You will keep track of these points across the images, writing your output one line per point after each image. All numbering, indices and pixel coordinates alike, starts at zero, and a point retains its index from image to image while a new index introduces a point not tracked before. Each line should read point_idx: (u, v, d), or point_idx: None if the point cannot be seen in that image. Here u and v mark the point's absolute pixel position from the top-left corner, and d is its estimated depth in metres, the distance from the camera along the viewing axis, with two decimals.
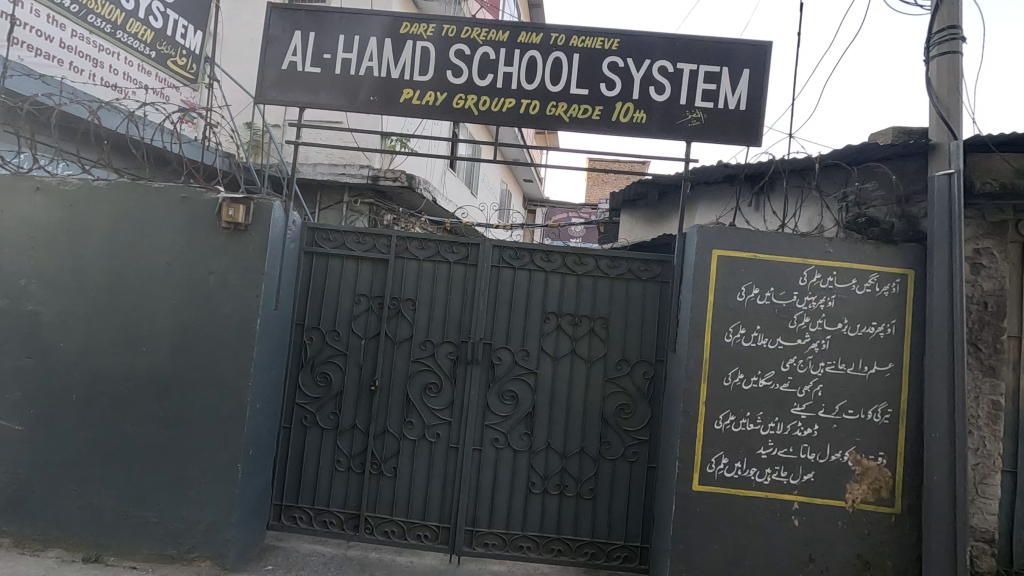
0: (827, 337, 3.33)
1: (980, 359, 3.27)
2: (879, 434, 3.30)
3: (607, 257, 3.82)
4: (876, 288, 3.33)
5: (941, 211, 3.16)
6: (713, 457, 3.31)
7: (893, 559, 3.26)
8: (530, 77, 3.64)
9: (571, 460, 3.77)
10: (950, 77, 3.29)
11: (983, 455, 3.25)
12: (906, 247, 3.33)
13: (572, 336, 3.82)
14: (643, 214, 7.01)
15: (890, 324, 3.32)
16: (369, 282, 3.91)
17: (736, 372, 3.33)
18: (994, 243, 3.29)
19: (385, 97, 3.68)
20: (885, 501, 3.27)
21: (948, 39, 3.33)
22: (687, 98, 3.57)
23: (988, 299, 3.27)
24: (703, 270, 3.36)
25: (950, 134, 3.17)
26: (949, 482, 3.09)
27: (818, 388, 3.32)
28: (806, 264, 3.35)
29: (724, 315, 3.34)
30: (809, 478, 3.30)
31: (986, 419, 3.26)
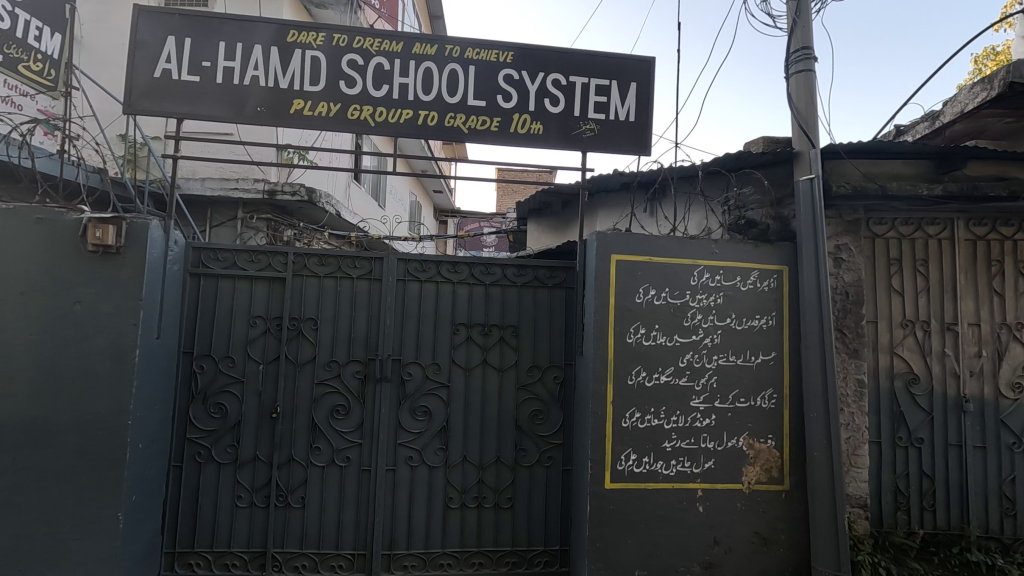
0: (718, 331, 3.57)
1: (846, 343, 3.64)
2: (768, 418, 3.58)
3: (513, 266, 3.87)
4: (757, 284, 3.62)
5: (805, 212, 3.51)
6: (623, 454, 3.44)
7: (786, 533, 3.52)
8: (426, 89, 3.61)
9: (488, 471, 3.74)
10: (806, 92, 3.64)
11: (853, 429, 3.61)
12: (780, 245, 3.65)
13: (482, 346, 3.81)
14: (550, 222, 7.11)
15: (771, 316, 3.61)
16: (265, 303, 3.68)
17: (638, 370, 3.49)
18: (850, 239, 3.70)
19: (273, 108, 3.50)
20: (777, 480, 3.55)
21: (803, 58, 3.68)
22: (581, 111, 3.71)
23: (848, 289, 3.65)
24: (603, 275, 3.49)
25: (810, 143, 3.50)
26: (827, 457, 3.41)
27: (713, 380, 3.55)
28: (696, 265, 3.58)
29: (624, 317, 3.49)
30: (709, 466, 3.51)
31: (853, 396, 3.62)
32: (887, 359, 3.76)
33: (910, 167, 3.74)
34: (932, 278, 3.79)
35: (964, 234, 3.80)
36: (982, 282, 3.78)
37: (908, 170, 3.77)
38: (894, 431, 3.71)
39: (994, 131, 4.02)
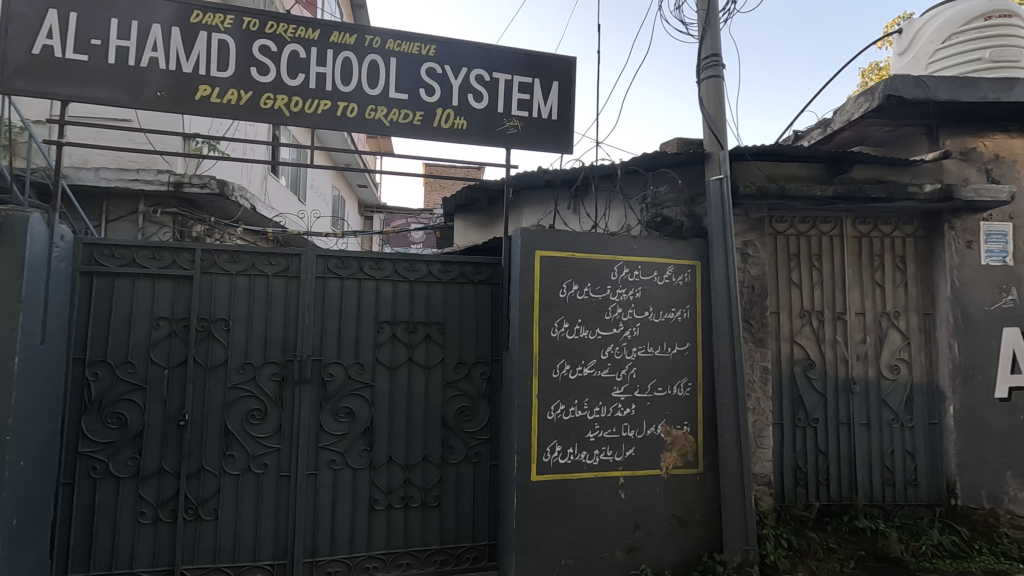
0: (637, 324, 3.72)
1: (752, 332, 3.91)
2: (683, 405, 3.77)
3: (438, 262, 3.84)
4: (673, 279, 3.80)
5: (715, 211, 3.72)
6: (548, 446, 3.50)
7: (701, 513, 3.73)
8: (346, 79, 3.49)
9: (414, 470, 3.69)
10: (715, 97, 3.84)
11: (759, 413, 3.88)
12: (693, 242, 3.85)
13: (407, 344, 3.75)
14: (476, 218, 7.08)
15: (685, 309, 3.81)
16: (169, 303, 3.42)
17: (563, 363, 3.57)
18: (755, 235, 3.96)
19: (175, 93, 3.26)
20: (692, 464, 3.75)
21: (712, 65, 3.89)
22: (504, 107, 3.73)
23: (754, 283, 3.92)
24: (528, 270, 3.53)
25: (718, 145, 3.70)
26: (736, 440, 3.62)
27: (633, 371, 3.70)
28: (616, 260, 3.71)
29: (549, 311, 3.56)
30: (630, 453, 3.65)
31: (759, 382, 3.89)
32: (788, 347, 4.07)
33: (806, 170, 4.06)
34: (826, 271, 4.13)
35: (852, 231, 4.17)
36: (867, 275, 4.15)
37: (804, 172, 4.09)
38: (793, 413, 4.03)
39: (876, 138, 4.44)
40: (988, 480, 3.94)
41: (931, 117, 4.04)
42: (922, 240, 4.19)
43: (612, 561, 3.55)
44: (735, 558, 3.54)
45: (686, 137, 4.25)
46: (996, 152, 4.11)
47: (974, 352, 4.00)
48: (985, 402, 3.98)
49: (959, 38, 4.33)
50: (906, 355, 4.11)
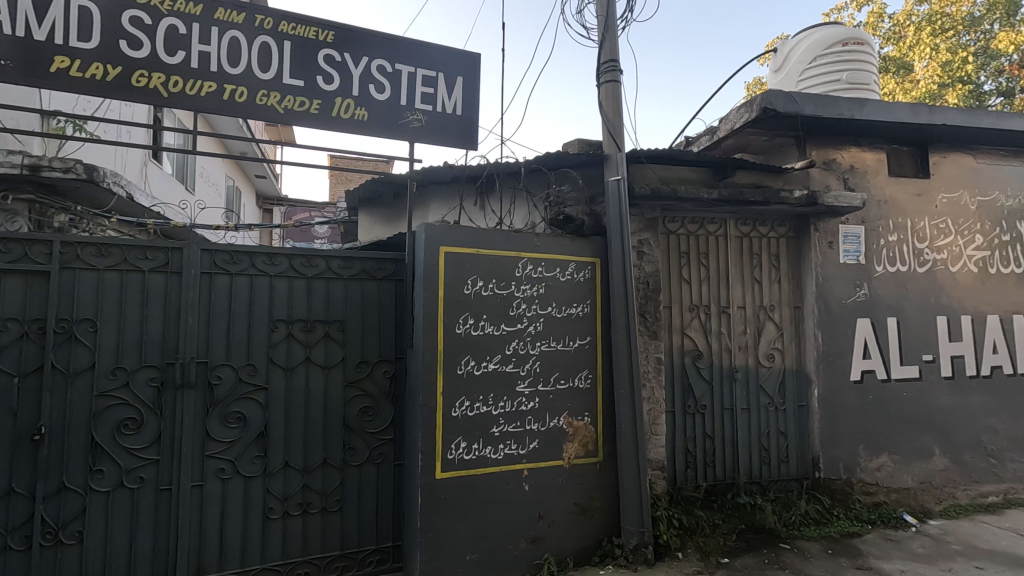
0: (540, 319, 3.80)
1: (647, 326, 4.13)
2: (584, 397, 3.91)
3: (338, 257, 3.68)
4: (574, 275, 3.93)
5: (613, 210, 3.88)
6: (453, 442, 3.49)
7: (600, 500, 3.89)
8: (233, 61, 3.25)
9: (313, 475, 3.53)
10: (614, 101, 3.98)
11: (653, 402, 4.12)
12: (593, 240, 4.00)
13: (305, 344, 3.57)
14: (382, 212, 6.89)
15: (586, 304, 3.95)
16: (20, 302, 3.01)
17: (467, 359, 3.57)
18: (650, 234, 4.20)
19: (26, 64, 2.87)
20: (593, 453, 3.90)
21: (611, 70, 4.03)
22: (407, 100, 3.65)
23: (649, 279, 4.14)
24: (432, 267, 3.49)
25: (616, 147, 3.85)
26: (633, 429, 3.81)
27: (536, 365, 3.78)
28: (520, 257, 3.76)
29: (453, 308, 3.54)
30: (534, 446, 3.73)
31: (654, 373, 4.13)
32: (679, 339, 4.35)
33: (695, 173, 4.35)
34: (712, 268, 4.45)
35: (735, 231, 4.53)
36: (747, 272, 4.53)
37: (693, 175, 4.38)
38: (684, 401, 4.31)
39: (754, 147, 4.85)
40: (844, 453, 4.45)
41: (800, 130, 4.49)
42: (793, 241, 4.64)
43: (517, 552, 3.61)
44: (632, 540, 3.73)
45: (586, 139, 4.40)
46: (851, 163, 4.65)
47: (834, 341, 4.51)
48: (842, 384, 4.49)
49: (822, 60, 4.83)
50: (779, 344, 4.54)
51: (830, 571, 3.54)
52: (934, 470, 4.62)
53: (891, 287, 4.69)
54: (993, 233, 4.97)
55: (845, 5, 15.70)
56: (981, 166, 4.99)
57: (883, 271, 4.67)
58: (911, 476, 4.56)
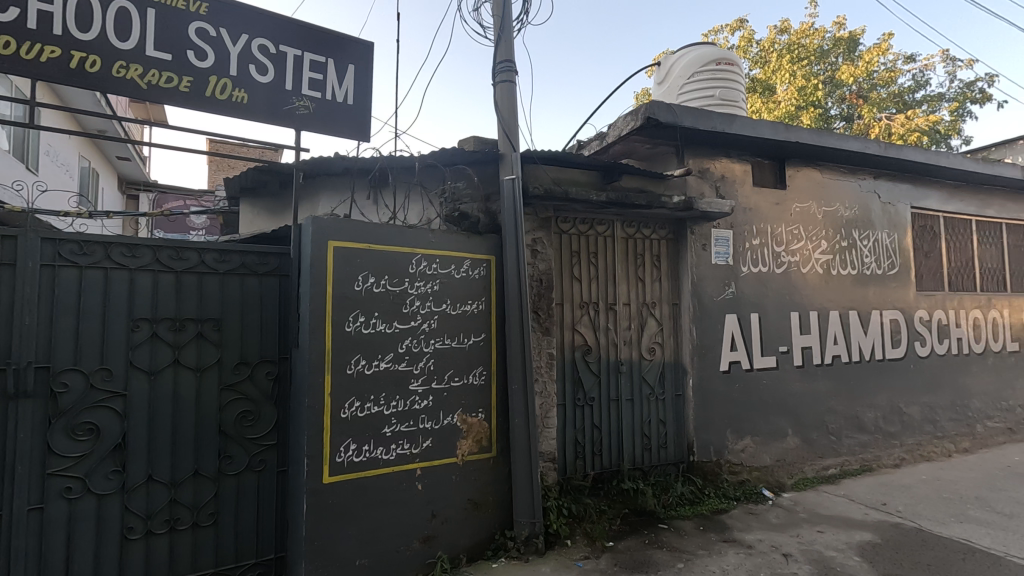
0: (435, 316, 3.77)
1: (540, 322, 4.25)
2: (478, 393, 3.93)
3: (214, 250, 3.39)
4: (469, 273, 3.93)
5: (508, 209, 3.92)
6: (342, 445, 3.36)
7: (493, 494, 3.94)
8: (83, 25, 2.86)
9: (183, 488, 3.22)
10: (509, 101, 3.98)
11: (545, 396, 4.24)
12: (488, 237, 4.03)
13: (173, 344, 3.24)
14: (266, 203, 6.44)
15: (481, 301, 3.98)
16: None
17: (358, 358, 3.45)
18: (543, 234, 4.32)
19: None
20: (486, 448, 3.93)
21: (506, 70, 4.01)
22: (292, 85, 3.44)
23: (542, 277, 4.26)
24: (319, 262, 3.32)
25: (511, 147, 3.90)
26: (524, 423, 3.91)
27: (430, 363, 3.74)
28: (414, 253, 3.70)
29: (342, 305, 3.40)
30: (427, 444, 3.69)
31: (546, 368, 4.26)
32: (570, 335, 4.52)
33: (585, 176, 4.53)
34: (600, 267, 4.67)
35: (621, 232, 4.79)
36: (632, 271, 4.81)
37: (583, 177, 4.56)
38: (574, 394, 4.50)
39: (639, 153, 5.16)
40: (714, 437, 4.89)
41: (678, 140, 4.85)
42: (672, 242, 5.00)
43: (410, 553, 3.55)
44: (523, 532, 3.82)
45: (482, 137, 4.42)
46: (722, 173, 5.10)
47: (706, 335, 4.93)
48: (713, 374, 4.93)
49: (699, 76, 5.26)
50: (660, 339, 4.87)
51: (701, 545, 3.87)
52: (787, 448, 5.21)
53: (754, 286, 5.21)
54: (835, 239, 5.70)
55: (722, 29, 17.20)
56: (826, 180, 5.70)
57: (747, 271, 5.18)
58: (769, 455, 5.11)
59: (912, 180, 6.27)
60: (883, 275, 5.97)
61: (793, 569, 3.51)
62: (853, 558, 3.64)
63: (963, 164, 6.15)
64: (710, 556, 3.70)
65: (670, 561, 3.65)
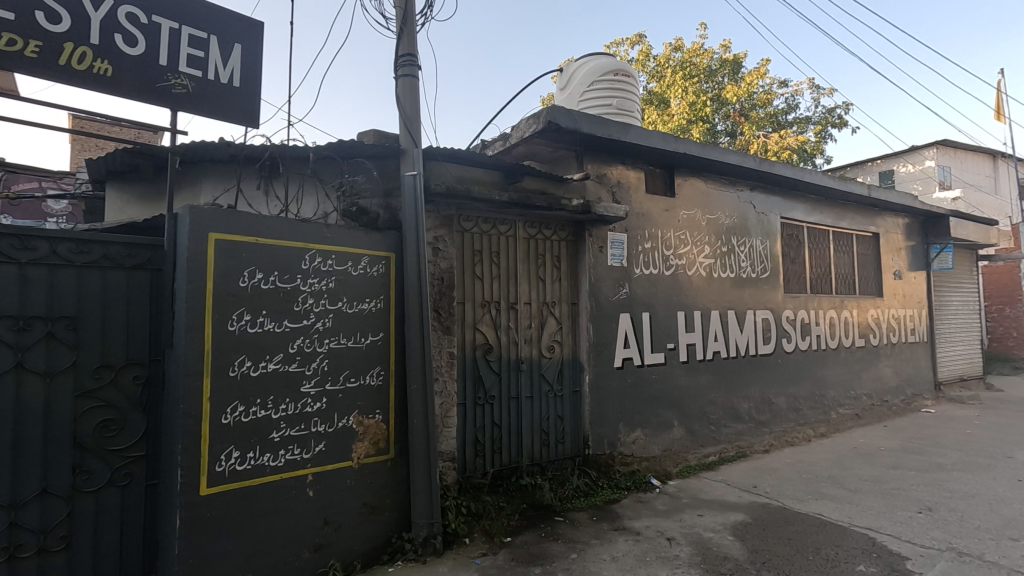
0: (329, 315, 3.61)
1: (440, 321, 4.22)
2: (375, 394, 3.81)
3: (70, 240, 3.00)
4: (367, 270, 3.81)
5: (409, 205, 3.83)
6: (222, 453, 3.12)
7: (390, 497, 3.84)
8: None
9: (26, 510, 2.81)
10: (412, 96, 3.88)
11: (445, 395, 4.22)
12: (388, 234, 3.92)
13: (16, 346, 2.82)
14: (139, 190, 5.81)
15: (379, 299, 3.86)
16: None
17: (242, 360, 3.22)
18: (445, 232, 4.29)
19: None
20: (383, 450, 3.82)
21: (407, 64, 3.91)
22: (167, 61, 3.14)
23: (443, 275, 4.24)
24: (198, 256, 3.06)
25: (413, 142, 3.81)
26: (423, 423, 3.80)
27: (324, 363, 3.58)
28: (307, 248, 3.52)
29: (225, 302, 3.16)
30: (320, 449, 3.53)
31: (446, 367, 4.24)
32: (471, 334, 4.52)
33: (488, 176, 4.55)
34: (502, 267, 4.72)
35: (523, 233, 4.87)
36: (533, 271, 4.91)
37: (487, 177, 4.57)
38: (475, 393, 4.51)
39: (542, 156, 5.28)
40: (608, 431, 5.12)
41: (578, 145, 5.02)
42: (572, 244, 5.17)
43: (298, 564, 3.36)
44: (421, 533, 3.73)
45: (382, 131, 4.28)
46: (618, 179, 5.36)
47: (601, 333, 5.16)
48: (607, 371, 5.16)
49: (599, 85, 5.48)
50: (559, 337, 5.01)
51: (594, 535, 4.03)
52: (674, 439, 5.58)
53: (645, 287, 5.52)
54: (717, 245, 6.19)
55: (623, 42, 18.06)
56: (710, 190, 6.17)
57: (640, 273, 5.49)
58: (658, 446, 5.44)
59: (782, 194, 6.96)
60: (757, 278, 6.57)
61: (676, 552, 3.75)
62: (727, 537, 3.97)
63: (822, 180, 6.93)
64: (602, 545, 3.87)
65: (564, 552, 3.77)
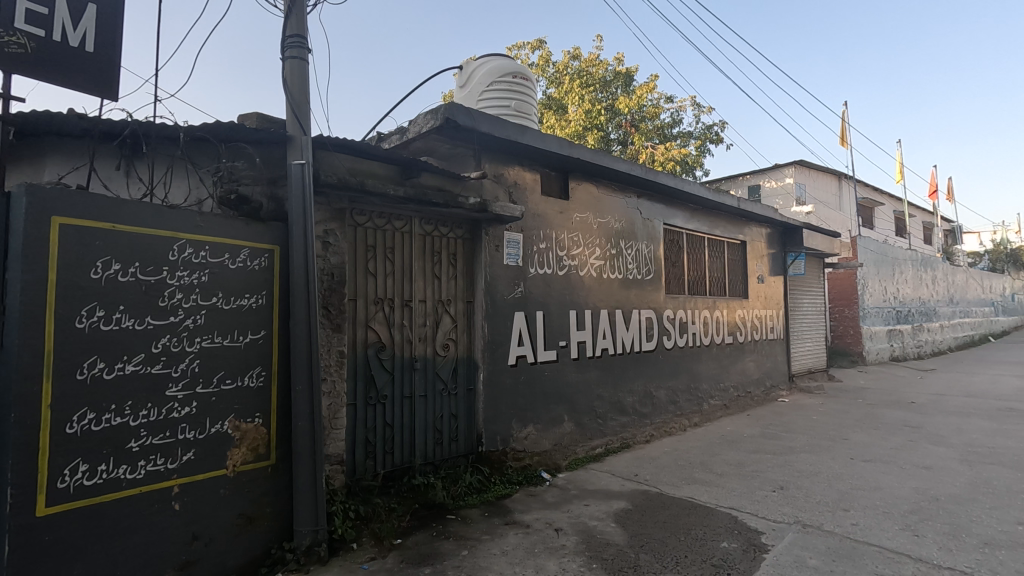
0: (201, 312, 3.32)
1: (329, 318, 4.03)
2: (254, 397, 3.54)
3: None
4: (247, 263, 3.54)
5: (297, 194, 3.58)
6: (66, 468, 2.76)
7: (270, 505, 3.59)
8: None
9: None
10: (301, 80, 3.66)
11: (334, 396, 4.05)
12: (271, 225, 3.66)
13: None
14: None
15: (261, 295, 3.59)
16: None
17: (93, 362, 2.87)
18: (336, 225, 4.10)
19: None
20: (263, 456, 3.57)
21: (296, 45, 3.68)
22: (3, 12, 2.88)
23: (333, 270, 4.06)
24: (38, 243, 2.69)
25: (301, 129, 3.58)
26: (309, 426, 3.56)
27: (194, 364, 3.27)
28: (176, 237, 3.21)
29: (71, 297, 2.80)
30: (189, 458, 3.23)
31: (336, 366, 4.06)
32: (362, 332, 4.37)
33: (383, 169, 4.42)
34: (397, 263, 4.62)
35: (418, 229, 4.80)
36: (428, 268, 4.85)
37: (382, 171, 4.44)
38: (365, 393, 4.37)
39: (439, 153, 5.24)
40: (501, 427, 5.21)
41: (476, 144, 5.04)
42: (468, 242, 5.18)
43: None
44: (304, 541, 3.52)
45: (267, 114, 3.99)
46: (515, 179, 5.46)
47: (496, 331, 5.22)
48: (501, 368, 5.24)
49: (497, 86, 5.54)
50: (454, 335, 5.00)
51: (485, 530, 4.08)
52: (564, 433, 5.80)
53: (540, 286, 5.68)
54: (607, 247, 6.52)
55: (524, 45, 18.41)
56: (601, 195, 6.48)
57: (535, 272, 5.63)
58: (549, 440, 5.62)
59: (665, 201, 7.48)
60: (642, 279, 7.01)
61: (563, 541, 3.90)
62: (610, 524, 4.20)
63: (700, 191, 7.55)
64: (492, 540, 3.92)
65: (455, 550, 3.76)
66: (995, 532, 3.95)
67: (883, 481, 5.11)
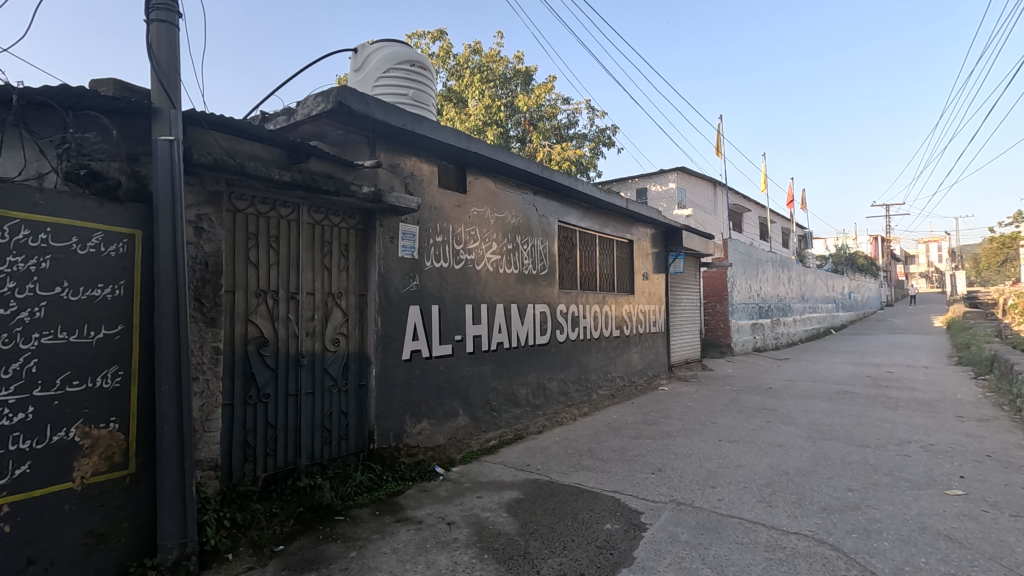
0: (41, 304, 2.90)
1: (202, 310, 3.70)
2: (109, 400, 3.14)
3: None
4: (100, 248, 3.13)
5: (163, 174, 3.23)
6: None
7: (128, 520, 3.21)
8: None
9: None
10: (169, 47, 3.28)
11: (207, 396, 3.72)
12: (131, 206, 3.28)
13: None
14: None
15: (118, 286, 3.20)
16: None
17: None
18: (212, 210, 3.76)
19: None
20: (119, 465, 3.18)
21: (166, 8, 3.29)
22: None
23: (208, 259, 3.72)
24: None
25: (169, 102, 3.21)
26: (176, 429, 3.21)
27: (31, 364, 2.85)
28: (6, 217, 2.78)
29: None
30: (23, 471, 2.81)
31: (209, 364, 3.73)
32: (241, 327, 4.06)
33: (267, 152, 4.12)
34: (282, 253, 4.33)
35: (307, 218, 4.54)
36: (318, 259, 4.61)
37: (265, 154, 4.14)
38: (245, 391, 4.06)
39: (331, 138, 5.00)
40: (393, 424, 5.10)
41: (369, 131, 4.85)
42: (361, 233, 4.99)
43: None
44: (169, 556, 3.17)
45: (126, 81, 3.54)
46: (411, 170, 5.34)
47: (389, 326, 5.09)
48: (394, 363, 5.12)
49: (393, 74, 5.37)
50: (344, 329, 4.79)
51: (375, 530, 3.96)
52: (458, 427, 5.80)
53: (436, 279, 5.62)
54: (503, 242, 6.60)
55: (423, 35, 18.09)
56: (498, 190, 6.54)
57: (430, 265, 5.56)
58: (442, 435, 5.59)
59: (559, 200, 7.72)
60: (537, 275, 7.19)
61: (454, 535, 3.90)
62: (502, 514, 4.27)
63: (591, 191, 7.88)
64: (382, 539, 3.82)
65: (343, 552, 3.62)
66: (831, 498, 4.56)
67: (744, 459, 5.69)
